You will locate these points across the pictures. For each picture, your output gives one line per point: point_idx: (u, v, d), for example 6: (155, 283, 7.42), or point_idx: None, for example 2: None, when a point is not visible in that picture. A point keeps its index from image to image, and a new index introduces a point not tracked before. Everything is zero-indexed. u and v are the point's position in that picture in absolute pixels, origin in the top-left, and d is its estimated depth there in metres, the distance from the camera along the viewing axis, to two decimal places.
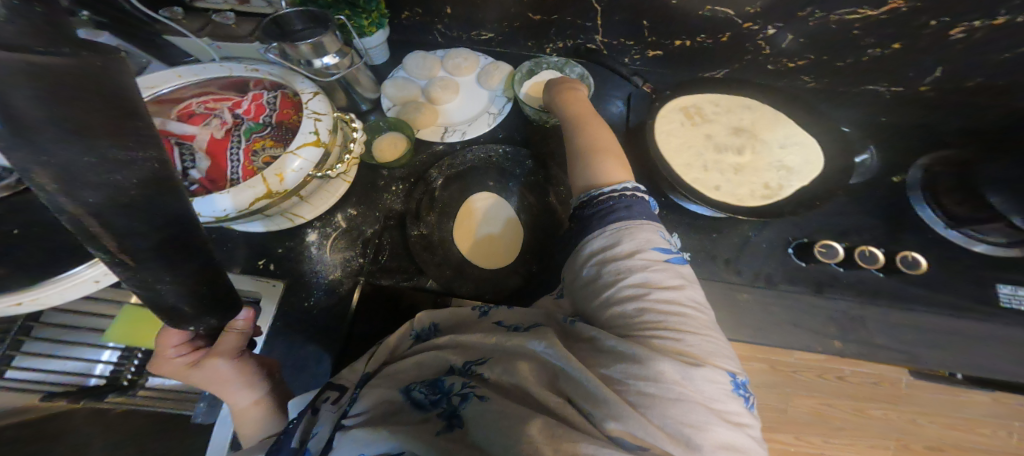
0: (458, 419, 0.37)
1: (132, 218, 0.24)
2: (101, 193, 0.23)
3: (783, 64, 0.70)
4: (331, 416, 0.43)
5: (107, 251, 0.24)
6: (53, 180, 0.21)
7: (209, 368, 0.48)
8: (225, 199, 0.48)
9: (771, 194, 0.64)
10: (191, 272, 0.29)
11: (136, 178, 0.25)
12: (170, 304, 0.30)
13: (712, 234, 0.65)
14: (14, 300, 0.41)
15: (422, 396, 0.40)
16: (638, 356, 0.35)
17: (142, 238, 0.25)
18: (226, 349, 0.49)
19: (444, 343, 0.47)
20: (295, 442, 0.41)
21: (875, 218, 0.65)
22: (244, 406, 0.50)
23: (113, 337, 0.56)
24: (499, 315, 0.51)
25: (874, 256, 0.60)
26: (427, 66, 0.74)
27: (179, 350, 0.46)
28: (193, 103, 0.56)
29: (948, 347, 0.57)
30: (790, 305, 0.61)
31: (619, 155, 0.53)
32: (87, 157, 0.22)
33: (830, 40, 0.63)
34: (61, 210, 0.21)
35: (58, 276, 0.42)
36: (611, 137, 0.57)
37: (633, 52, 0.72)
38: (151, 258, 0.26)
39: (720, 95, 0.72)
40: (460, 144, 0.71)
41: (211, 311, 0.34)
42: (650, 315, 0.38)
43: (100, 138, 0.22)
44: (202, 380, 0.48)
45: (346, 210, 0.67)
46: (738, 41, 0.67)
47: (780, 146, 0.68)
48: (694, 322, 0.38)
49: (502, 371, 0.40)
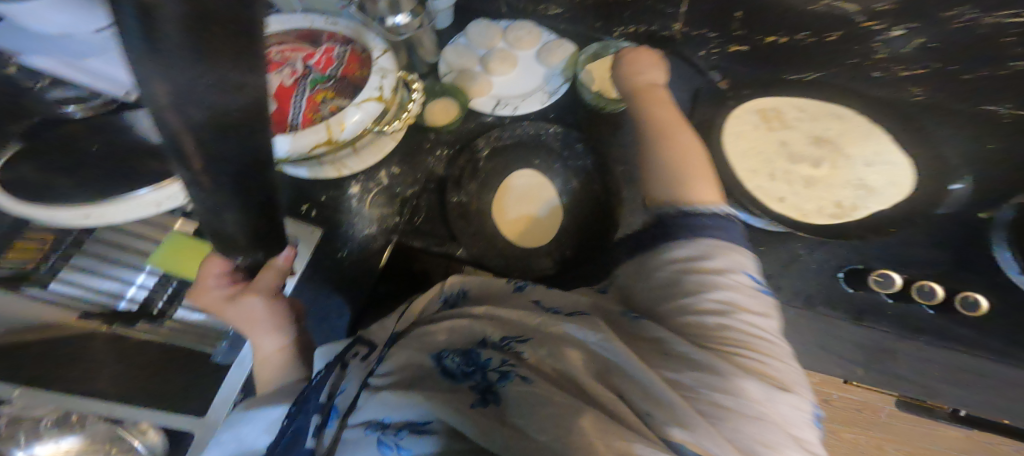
0: (495, 396, 0.37)
1: (226, 142, 0.24)
2: (204, 113, 0.22)
3: (893, 72, 0.60)
4: (360, 371, 0.44)
5: (194, 167, 0.25)
6: (168, 95, 0.20)
7: (242, 305, 0.45)
8: (288, 141, 0.50)
9: (843, 214, 0.61)
10: (256, 202, 0.31)
11: (241, 104, 0.23)
12: (223, 225, 0.32)
13: (759, 247, 0.63)
14: (83, 213, 0.48)
15: (455, 366, 0.41)
16: (719, 371, 0.35)
17: (223, 165, 0.26)
18: (263, 288, 0.47)
19: (479, 314, 0.48)
20: (323, 393, 0.42)
21: (943, 253, 0.60)
22: (267, 351, 0.49)
23: (157, 261, 0.56)
24: (536, 294, 0.51)
25: (933, 293, 0.57)
26: (488, 35, 0.70)
27: (220, 280, 0.45)
28: (272, 50, 0.58)
29: (956, 381, 0.60)
30: (814, 325, 0.64)
31: (707, 180, 0.50)
32: (206, 80, 0.21)
33: (965, 51, 0.53)
34: (169, 125, 0.22)
35: (121, 197, 0.49)
36: (699, 156, 0.53)
37: (713, 45, 0.68)
38: (226, 182, 0.27)
39: (808, 101, 0.68)
40: (511, 119, 0.68)
41: (256, 236, 0.37)
42: (732, 334, 0.38)
43: (221, 62, 0.21)
44: (236, 317, 0.46)
45: (389, 168, 0.63)
46: (848, 42, 0.58)
47: (866, 164, 0.64)
48: (773, 348, 0.38)
49: (547, 355, 0.40)
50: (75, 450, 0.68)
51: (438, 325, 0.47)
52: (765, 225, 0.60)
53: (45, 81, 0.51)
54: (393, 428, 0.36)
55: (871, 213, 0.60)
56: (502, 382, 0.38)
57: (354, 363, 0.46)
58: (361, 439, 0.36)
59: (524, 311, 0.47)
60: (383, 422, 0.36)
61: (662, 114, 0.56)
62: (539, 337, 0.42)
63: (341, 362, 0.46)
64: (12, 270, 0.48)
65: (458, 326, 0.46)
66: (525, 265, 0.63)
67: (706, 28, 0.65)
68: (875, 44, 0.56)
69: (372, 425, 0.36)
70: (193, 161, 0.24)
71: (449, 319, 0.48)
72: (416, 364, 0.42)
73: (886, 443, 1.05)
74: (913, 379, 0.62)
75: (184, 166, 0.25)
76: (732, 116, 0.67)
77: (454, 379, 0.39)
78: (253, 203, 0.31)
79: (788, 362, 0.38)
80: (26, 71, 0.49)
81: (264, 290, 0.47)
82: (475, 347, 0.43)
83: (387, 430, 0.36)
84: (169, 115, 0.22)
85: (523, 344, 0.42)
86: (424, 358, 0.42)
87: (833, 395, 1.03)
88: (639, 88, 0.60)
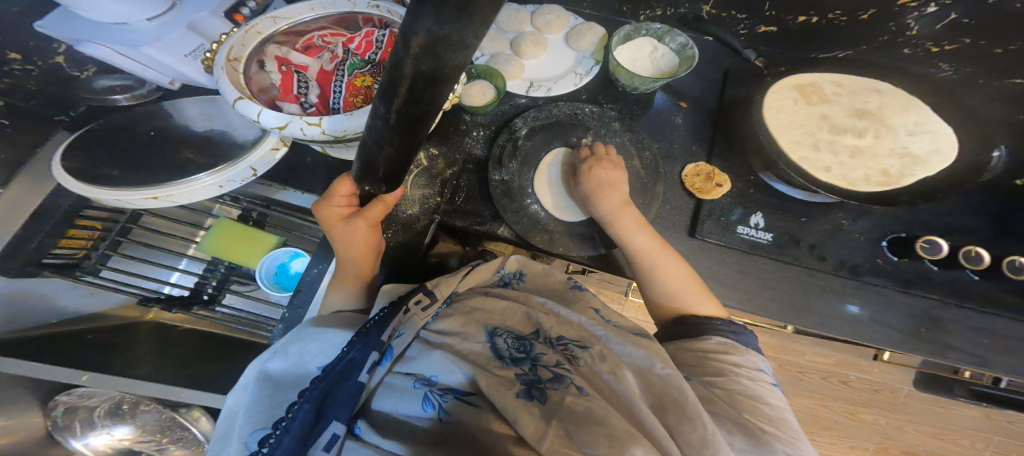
0: (541, 394, 0.40)
1: (422, 93, 0.29)
2: (427, 72, 0.27)
3: (923, 48, 0.65)
4: (416, 325, 0.48)
5: (390, 105, 0.31)
6: (417, 44, 0.25)
7: (352, 227, 0.51)
8: (345, 120, 0.50)
9: (892, 181, 0.65)
10: (403, 147, 0.37)
11: (456, 70, 0.28)
12: (372, 159, 0.40)
13: (801, 218, 0.65)
14: (152, 194, 0.55)
15: (511, 348, 0.45)
16: (753, 431, 0.40)
17: (412, 111, 0.31)
18: (370, 217, 0.52)
19: (539, 305, 0.51)
20: (385, 332, 0.46)
21: (983, 221, 0.63)
22: (347, 274, 0.56)
23: (208, 247, 0.67)
24: (592, 302, 0.55)
25: (980, 259, 0.59)
26: (518, 20, 0.73)
27: (342, 201, 0.53)
28: (314, 36, 0.59)
29: (1020, 353, 0.60)
30: (869, 297, 0.62)
31: (692, 290, 0.56)
32: (454, 34, 0.24)
33: (998, 21, 0.57)
34: (403, 69, 0.27)
35: (187, 181, 0.56)
36: (674, 263, 0.57)
37: (742, 26, 0.71)
38: (398, 122, 0.33)
39: (845, 76, 0.74)
40: (544, 100, 0.71)
41: (386, 178, 0.45)
42: (754, 402, 0.44)
43: (468, 23, 0.23)
44: (343, 234, 0.52)
45: (428, 149, 0.65)
46: (881, 19, 0.63)
47: (909, 133, 0.69)
48: (778, 407, 0.45)
49: (604, 373, 0.44)
50: (127, 438, 0.83)
51: (493, 303, 0.51)
52: (806, 194, 0.64)
53: (90, 71, 0.60)
54: (438, 389, 0.41)
55: (917, 178, 0.66)
56: (554, 383, 0.41)
57: (412, 313, 0.49)
58: (409, 389, 0.42)
59: (585, 315, 0.51)
60: (431, 381, 0.42)
61: (635, 230, 0.58)
62: (598, 350, 0.46)
63: (402, 308, 0.50)
64: (65, 261, 0.60)
65: (514, 310, 0.50)
66: (570, 244, 0.63)
67: (732, 10, 0.69)
68: (908, 20, 0.61)
69: (419, 380, 0.42)
70: (394, 99, 0.30)
71: (504, 300, 0.51)
72: (472, 333, 0.46)
73: (904, 425, 1.11)
74: (981, 355, 0.60)
75: (383, 101, 0.31)
76: (772, 92, 0.72)
77: (510, 361, 0.43)
78: (403, 147, 0.37)
79: (789, 419, 0.44)
80: (72, 61, 0.58)
81: (368, 218, 0.52)
82: (531, 336, 0.47)
83: (433, 389, 0.41)
84: (407, 61, 0.27)
85: (581, 351, 0.46)
86: (482, 330, 0.47)
87: (850, 377, 1.14)
88: (608, 204, 0.60)
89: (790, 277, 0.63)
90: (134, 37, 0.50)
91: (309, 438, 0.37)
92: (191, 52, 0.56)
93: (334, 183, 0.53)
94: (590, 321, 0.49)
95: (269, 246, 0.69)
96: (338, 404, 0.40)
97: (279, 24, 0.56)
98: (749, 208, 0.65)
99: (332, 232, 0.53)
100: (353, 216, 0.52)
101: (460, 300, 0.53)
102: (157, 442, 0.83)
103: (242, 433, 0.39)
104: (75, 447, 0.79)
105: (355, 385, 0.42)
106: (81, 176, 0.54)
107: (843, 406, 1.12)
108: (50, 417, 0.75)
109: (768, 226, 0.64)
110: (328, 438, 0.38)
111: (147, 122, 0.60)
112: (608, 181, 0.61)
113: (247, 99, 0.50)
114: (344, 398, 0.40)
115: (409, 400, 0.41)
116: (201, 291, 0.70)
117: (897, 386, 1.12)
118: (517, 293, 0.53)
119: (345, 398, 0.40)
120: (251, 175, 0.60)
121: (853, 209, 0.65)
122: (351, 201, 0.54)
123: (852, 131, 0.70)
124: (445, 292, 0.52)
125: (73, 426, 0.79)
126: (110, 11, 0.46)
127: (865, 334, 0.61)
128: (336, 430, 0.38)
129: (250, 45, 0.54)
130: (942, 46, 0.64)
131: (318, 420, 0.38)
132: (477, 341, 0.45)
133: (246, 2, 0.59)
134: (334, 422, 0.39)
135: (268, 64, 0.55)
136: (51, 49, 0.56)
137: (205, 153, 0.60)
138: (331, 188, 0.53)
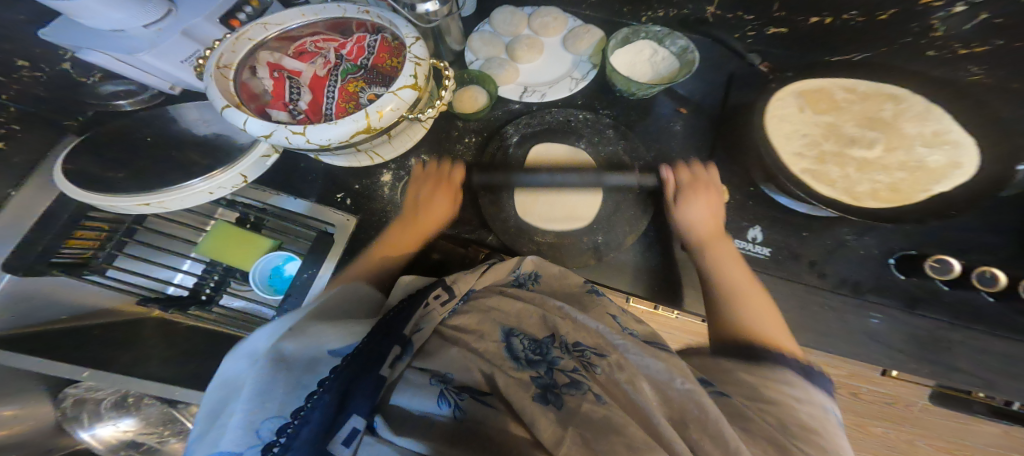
0: (557, 399, 0.40)
1: None
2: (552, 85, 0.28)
3: (950, 50, 0.60)
4: (436, 319, 0.45)
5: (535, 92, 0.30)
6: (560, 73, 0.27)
7: (456, 174, 0.66)
8: (332, 130, 0.50)
9: (904, 199, 0.61)
10: None
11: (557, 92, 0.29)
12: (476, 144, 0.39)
13: (802, 232, 0.63)
14: (145, 201, 0.57)
15: (527, 349, 0.46)
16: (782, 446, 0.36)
17: None
18: (453, 186, 0.66)
19: (555, 309, 0.51)
20: (407, 324, 0.42)
21: (1005, 240, 0.60)
22: (419, 199, 0.64)
23: (206, 250, 0.67)
24: (609, 308, 0.53)
25: (996, 279, 0.55)
26: (514, 23, 0.72)
27: (445, 176, 0.66)
28: (306, 41, 0.60)
29: None
30: (871, 316, 0.60)
31: (780, 328, 0.52)
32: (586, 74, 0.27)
33: None
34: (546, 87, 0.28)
35: (180, 187, 0.57)
36: (767, 302, 0.55)
37: (749, 28, 0.68)
38: None
39: (858, 82, 0.69)
40: (538, 106, 0.70)
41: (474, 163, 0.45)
42: (803, 424, 0.38)
43: None
44: (439, 191, 0.65)
45: (420, 157, 0.69)
46: (902, 19, 0.59)
47: (922, 146, 0.64)
48: (817, 415, 0.40)
49: (623, 383, 0.42)
50: (131, 430, 0.88)
51: (510, 304, 0.51)
52: (811, 209, 0.60)
53: (96, 77, 0.63)
54: (454, 387, 0.41)
55: (932, 194, 0.61)
56: (571, 389, 0.41)
57: (432, 307, 0.46)
58: (425, 386, 0.41)
59: (602, 321, 0.50)
60: (447, 378, 0.42)
61: (728, 261, 0.58)
62: (615, 359, 0.45)
63: (421, 300, 0.46)
64: (75, 260, 0.62)
65: (530, 312, 0.50)
66: (561, 255, 0.62)
67: (738, 11, 0.66)
68: (933, 21, 0.57)
69: (436, 378, 0.42)
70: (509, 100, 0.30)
71: (520, 302, 0.52)
72: (488, 331, 0.48)
73: (914, 438, 1.07)
74: (990, 379, 0.58)
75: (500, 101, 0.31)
76: (775, 99, 0.68)
77: (525, 362, 0.44)
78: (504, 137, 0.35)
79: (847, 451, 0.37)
80: (78, 67, 0.60)
81: (456, 182, 0.66)
82: (547, 340, 0.47)
83: (449, 386, 0.41)
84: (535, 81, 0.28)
85: (599, 359, 0.45)
86: (497, 329, 0.48)
87: (862, 389, 1.09)
88: (698, 227, 0.61)
89: (791, 294, 0.61)
90: (131, 43, 0.52)
91: (330, 432, 0.34)
92: (188, 58, 0.58)
93: (434, 159, 0.68)
94: (609, 329, 0.48)
95: (262, 250, 0.69)
96: (359, 396, 0.35)
97: (273, 29, 0.56)
98: (747, 221, 0.64)
99: (422, 213, 0.63)
100: (443, 183, 0.66)
101: (476, 297, 0.53)
102: (160, 434, 0.89)
103: (250, 421, 0.34)
104: (83, 438, 0.83)
105: (376, 378, 0.37)
106: (76, 179, 0.56)
107: (852, 418, 1.09)
108: (60, 407, 0.78)
109: (766, 241, 0.63)
110: (348, 433, 0.34)
111: (148, 125, 0.63)
112: (703, 210, 0.61)
113: (234, 107, 0.51)
114: (366, 389, 0.36)
115: (424, 396, 0.40)
116: (199, 291, 0.71)
117: (914, 400, 1.08)
118: (535, 295, 0.53)
119: (367, 391, 0.36)
120: (241, 181, 0.62)
121: (860, 225, 0.63)
122: (439, 176, 0.66)
123: (861, 142, 0.66)
124: (463, 288, 0.49)
125: (81, 417, 0.82)
126: (109, 19, 0.47)
127: (866, 352, 0.59)
128: (355, 425, 0.35)
129: (241, 52, 0.55)
130: (972, 48, 0.59)
131: (339, 412, 0.34)
132: (492, 340, 0.46)
133: (242, 8, 0.60)
134: (354, 416, 0.35)
135: (260, 70, 0.56)
136: (58, 57, 0.58)
137: (208, 156, 0.61)
138: (443, 167, 0.67)
